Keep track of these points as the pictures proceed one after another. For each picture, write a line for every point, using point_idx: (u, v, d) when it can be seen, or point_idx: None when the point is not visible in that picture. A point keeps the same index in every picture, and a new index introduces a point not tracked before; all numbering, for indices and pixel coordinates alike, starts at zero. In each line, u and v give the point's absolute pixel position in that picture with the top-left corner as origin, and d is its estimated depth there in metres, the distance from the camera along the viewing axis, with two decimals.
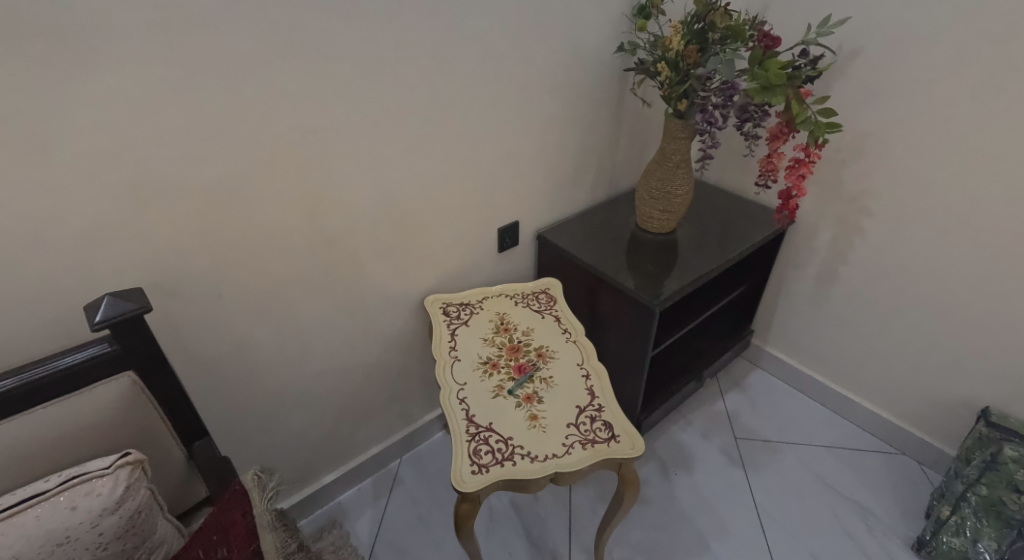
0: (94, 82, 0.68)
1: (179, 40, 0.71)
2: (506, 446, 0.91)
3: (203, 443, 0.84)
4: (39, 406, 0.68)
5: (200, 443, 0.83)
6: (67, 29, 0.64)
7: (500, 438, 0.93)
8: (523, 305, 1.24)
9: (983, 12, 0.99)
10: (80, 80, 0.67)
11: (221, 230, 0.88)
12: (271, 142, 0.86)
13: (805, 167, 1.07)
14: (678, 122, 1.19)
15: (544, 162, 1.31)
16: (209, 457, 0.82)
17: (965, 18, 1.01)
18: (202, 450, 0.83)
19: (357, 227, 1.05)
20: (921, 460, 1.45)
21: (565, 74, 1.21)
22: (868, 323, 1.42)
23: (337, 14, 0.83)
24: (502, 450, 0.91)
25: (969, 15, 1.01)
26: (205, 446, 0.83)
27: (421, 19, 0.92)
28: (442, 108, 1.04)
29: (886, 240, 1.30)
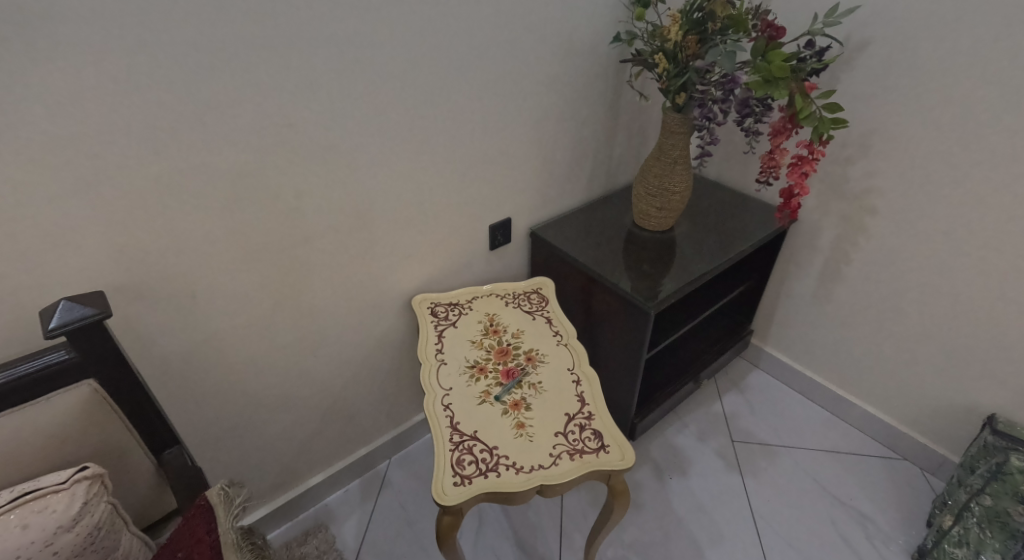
0: (49, 72, 0.64)
1: (141, 28, 0.67)
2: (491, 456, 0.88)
3: (175, 453, 0.79)
4: None
5: (172, 452, 0.79)
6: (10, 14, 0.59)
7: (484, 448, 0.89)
8: (513, 306, 1.20)
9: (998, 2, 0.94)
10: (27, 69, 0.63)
11: (193, 230, 0.84)
12: (245, 136, 0.82)
13: (808, 164, 1.02)
14: (676, 116, 1.14)
15: (538, 157, 1.27)
16: (181, 468, 0.79)
17: (980, 8, 0.96)
18: (172, 460, 0.79)
19: (340, 225, 1.01)
20: (922, 466, 1.41)
21: (559, 65, 1.16)
22: (871, 325, 1.38)
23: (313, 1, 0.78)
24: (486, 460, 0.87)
25: (984, 5, 0.95)
26: (175, 456, 0.79)
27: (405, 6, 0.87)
28: (429, 101, 0.99)
29: (892, 240, 1.25)
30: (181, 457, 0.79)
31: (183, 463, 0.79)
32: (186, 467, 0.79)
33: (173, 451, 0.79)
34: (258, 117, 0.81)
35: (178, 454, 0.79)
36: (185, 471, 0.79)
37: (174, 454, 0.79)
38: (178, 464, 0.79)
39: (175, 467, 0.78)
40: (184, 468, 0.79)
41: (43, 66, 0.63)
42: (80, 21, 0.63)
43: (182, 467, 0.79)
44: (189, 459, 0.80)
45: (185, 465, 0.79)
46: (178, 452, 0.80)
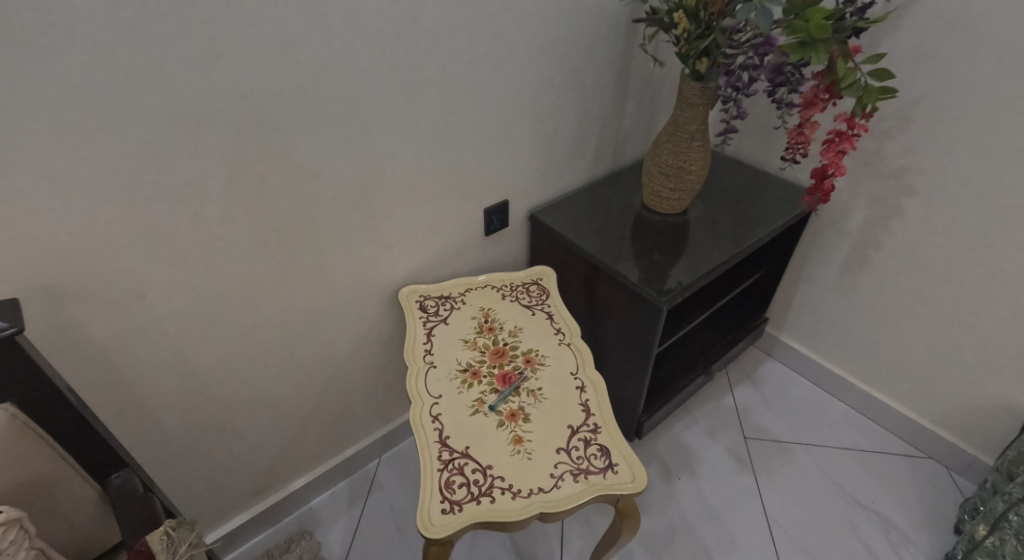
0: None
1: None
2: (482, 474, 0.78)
3: (120, 474, 0.72)
4: None
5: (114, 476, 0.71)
6: None
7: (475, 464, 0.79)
8: (511, 300, 1.09)
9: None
10: None
11: (136, 221, 0.72)
12: (192, 108, 0.68)
13: (847, 142, 0.88)
14: (696, 85, 1.00)
15: (538, 132, 1.13)
16: (127, 490, 0.70)
17: None
18: (116, 483, 0.71)
19: (313, 211, 0.88)
20: (950, 466, 1.32)
21: (564, 26, 1.02)
22: (901, 316, 1.26)
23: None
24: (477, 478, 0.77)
25: None
26: (119, 478, 0.71)
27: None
28: (413, 66, 0.86)
29: (931, 224, 1.12)
30: (126, 480, 0.71)
31: (131, 484, 0.71)
32: (135, 488, 0.71)
33: (115, 474, 0.71)
34: (204, 84, 0.68)
35: (122, 476, 0.71)
36: (135, 492, 0.71)
37: (117, 476, 0.71)
38: (124, 486, 0.71)
39: (118, 490, 0.70)
40: (131, 489, 0.71)
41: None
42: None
43: (128, 489, 0.71)
44: (137, 480, 0.73)
45: (132, 487, 0.71)
46: (123, 474, 0.72)
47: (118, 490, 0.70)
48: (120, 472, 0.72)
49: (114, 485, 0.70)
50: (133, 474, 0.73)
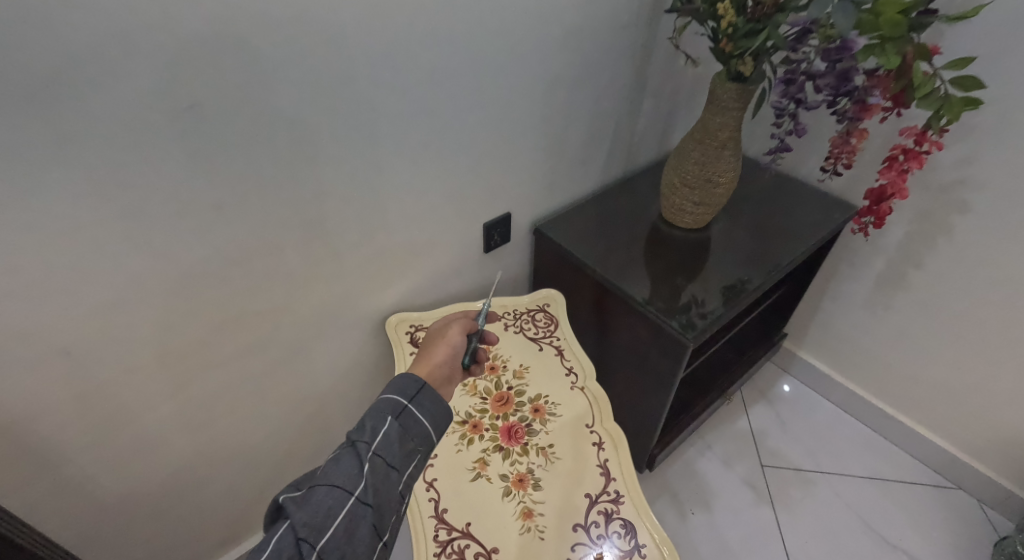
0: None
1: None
2: (451, 348, 0.68)
3: (294, 539, 0.46)
4: None
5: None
6: None
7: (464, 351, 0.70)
8: (514, 332, 0.95)
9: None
10: None
11: (37, 262, 0.55)
12: (103, 114, 0.51)
13: (916, 161, 0.75)
14: (733, 87, 0.86)
15: (546, 136, 0.99)
16: (328, 512, 0.48)
17: None
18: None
19: (282, 238, 0.73)
20: (981, 498, 1.23)
21: (581, 13, 0.86)
22: (938, 341, 1.16)
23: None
24: (444, 356, 0.67)
25: None
26: (337, 497, 0.49)
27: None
28: (402, 61, 0.70)
29: (983, 244, 1.01)
30: (362, 521, 0.49)
31: (358, 435, 0.54)
32: (368, 463, 0.52)
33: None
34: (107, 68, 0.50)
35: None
36: (387, 464, 0.53)
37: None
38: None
39: (354, 530, 0.49)
40: (371, 452, 0.53)
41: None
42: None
43: (346, 496, 0.49)
44: (336, 450, 0.53)
45: (353, 451, 0.53)
46: (347, 502, 0.49)
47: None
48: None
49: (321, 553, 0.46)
50: (324, 476, 0.51)
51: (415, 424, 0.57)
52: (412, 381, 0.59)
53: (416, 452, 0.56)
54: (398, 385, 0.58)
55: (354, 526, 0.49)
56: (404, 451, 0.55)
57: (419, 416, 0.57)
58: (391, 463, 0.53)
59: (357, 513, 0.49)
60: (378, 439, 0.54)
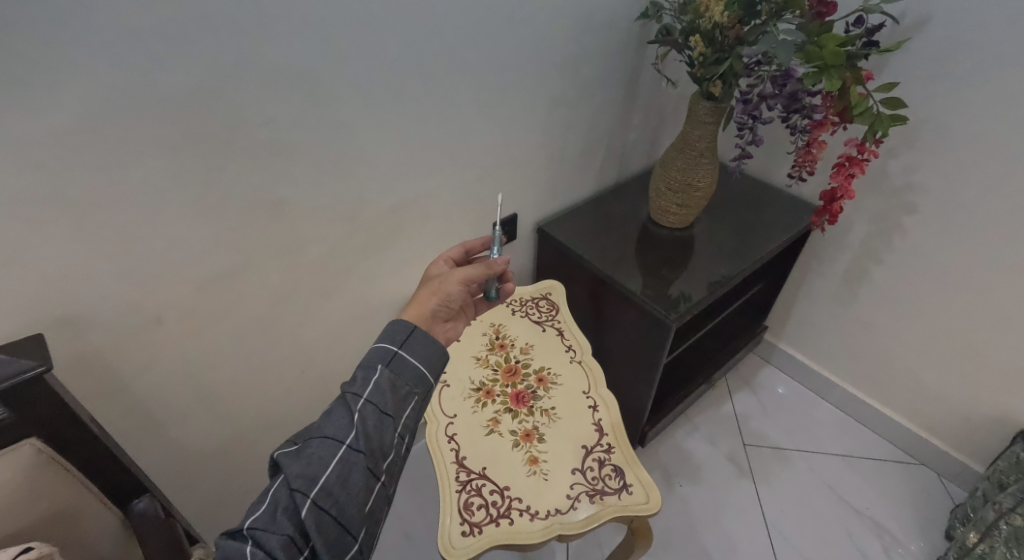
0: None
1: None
2: (444, 296, 0.70)
3: (289, 488, 0.53)
4: None
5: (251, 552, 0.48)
6: None
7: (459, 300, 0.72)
8: (520, 315, 1.09)
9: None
10: None
11: (145, 244, 0.70)
12: (198, 129, 0.67)
13: (857, 167, 0.89)
14: (706, 105, 1.00)
15: (547, 147, 1.14)
16: (321, 462, 0.54)
17: None
18: (326, 534, 0.52)
19: (324, 228, 0.88)
20: (940, 471, 1.37)
21: (577, 43, 1.02)
22: (897, 329, 1.30)
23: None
24: (437, 303, 0.70)
25: None
26: (329, 447, 0.55)
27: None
28: (423, 84, 0.85)
29: (930, 241, 1.15)
30: (354, 464, 0.55)
31: (352, 386, 0.60)
32: (357, 413, 0.57)
33: (231, 552, 0.48)
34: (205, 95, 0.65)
35: (285, 529, 0.51)
36: (378, 409, 0.58)
37: (272, 538, 0.50)
38: (340, 505, 0.53)
39: (348, 471, 0.54)
40: (361, 400, 0.58)
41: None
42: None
43: (336, 445, 0.55)
44: (331, 404, 0.59)
45: (345, 403, 0.59)
46: (339, 449, 0.55)
47: (361, 502, 0.55)
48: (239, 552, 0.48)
49: (318, 495, 0.52)
50: (319, 428, 0.57)
51: (404, 371, 0.62)
52: (400, 328, 0.64)
53: (410, 396, 0.61)
54: (388, 334, 0.64)
55: (347, 469, 0.54)
56: (395, 397, 0.60)
57: (408, 361, 0.63)
58: (382, 408, 0.59)
59: (349, 458, 0.55)
60: (368, 389, 0.59)
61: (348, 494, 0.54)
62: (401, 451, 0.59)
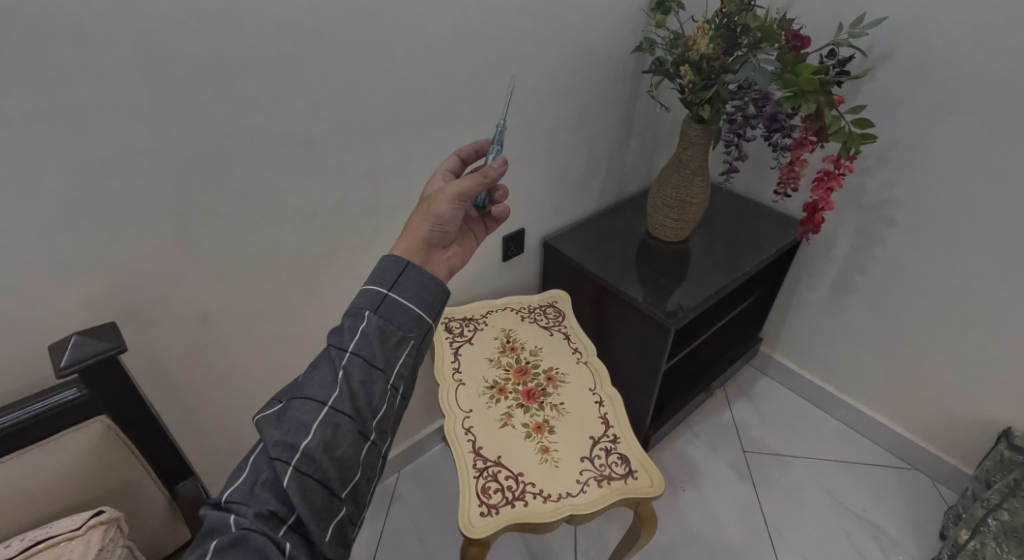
0: (29, 78, 0.58)
1: (141, 26, 0.61)
2: (435, 219, 0.69)
3: (269, 457, 0.52)
4: (13, 453, 0.61)
5: (232, 525, 0.49)
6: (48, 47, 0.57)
7: (454, 219, 0.70)
8: (529, 321, 1.16)
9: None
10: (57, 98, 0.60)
11: (200, 246, 0.79)
12: (250, 146, 0.76)
13: (835, 180, 0.99)
14: (697, 127, 1.11)
15: (554, 167, 1.24)
16: (302, 425, 0.53)
17: (1003, 33, 0.96)
18: (312, 503, 0.51)
19: (352, 238, 0.97)
20: (933, 476, 1.42)
21: (579, 73, 1.13)
22: (884, 337, 1.37)
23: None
24: (429, 228, 0.69)
25: (1002, 26, 0.96)
26: (311, 410, 0.54)
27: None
28: (443, 109, 0.95)
29: (907, 252, 1.24)
30: (338, 427, 0.54)
31: (338, 338, 0.59)
32: (342, 370, 0.56)
33: (214, 525, 0.49)
34: (255, 118, 0.75)
35: (266, 502, 0.51)
36: (365, 361, 0.57)
37: (253, 511, 0.50)
38: (324, 470, 0.53)
39: (332, 434, 0.54)
40: (347, 353, 0.57)
41: (23, 63, 0.57)
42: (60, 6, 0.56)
43: (319, 408, 0.54)
44: (317, 357, 0.58)
45: (330, 359, 0.58)
46: (322, 412, 0.54)
47: (348, 464, 0.54)
48: (221, 525, 0.50)
49: (299, 462, 0.52)
50: (303, 389, 0.56)
51: (394, 315, 0.60)
52: (391, 268, 0.63)
53: (405, 342, 0.60)
54: (378, 275, 0.62)
55: (330, 433, 0.53)
56: (384, 347, 0.58)
57: (399, 302, 0.61)
58: (370, 359, 0.57)
59: (332, 420, 0.54)
60: (354, 340, 0.58)
61: (332, 457, 0.53)
62: (393, 404, 0.58)
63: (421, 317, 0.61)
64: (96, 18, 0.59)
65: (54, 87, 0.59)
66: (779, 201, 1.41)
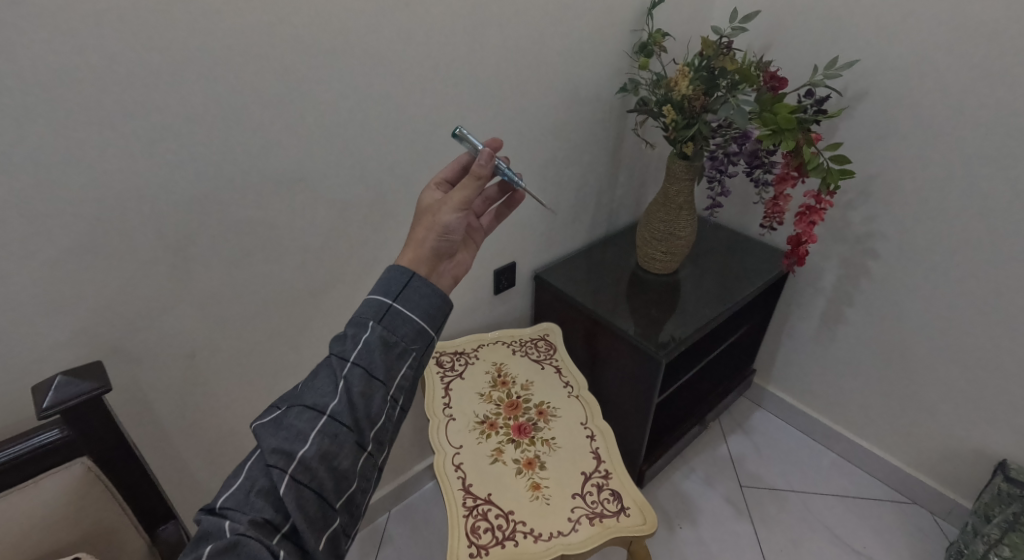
0: (27, 121, 0.60)
1: (138, 73, 0.64)
2: (440, 230, 0.68)
3: (266, 464, 0.52)
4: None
5: (227, 530, 0.48)
6: (45, 93, 0.60)
7: (460, 227, 0.70)
8: (520, 354, 1.16)
9: (1004, 44, 0.96)
10: (51, 140, 0.62)
11: (190, 282, 0.80)
12: (242, 184, 0.78)
13: (816, 214, 1.01)
14: (682, 163, 1.14)
15: (543, 202, 1.26)
16: (300, 434, 0.53)
17: (969, 74, 1.01)
18: (306, 511, 0.51)
19: (343, 274, 0.98)
20: (933, 510, 1.40)
21: (567, 112, 1.16)
22: (876, 368, 1.38)
23: (321, 42, 0.76)
24: (435, 238, 0.68)
25: (969, 67, 1.01)
26: (309, 419, 0.54)
27: (413, 43, 0.85)
28: (433, 147, 0.97)
29: (893, 284, 1.26)
30: (336, 437, 0.54)
31: (340, 347, 0.58)
32: (342, 380, 0.56)
33: (208, 530, 0.49)
34: (247, 158, 0.77)
35: (260, 510, 0.50)
36: (365, 372, 0.56)
37: (247, 517, 0.50)
38: (320, 479, 0.52)
39: (329, 444, 0.53)
40: (349, 363, 0.57)
41: (21, 107, 0.59)
42: (61, 55, 0.59)
43: (317, 417, 0.54)
44: (319, 366, 0.58)
45: (331, 368, 0.57)
46: (320, 421, 0.54)
47: (345, 474, 0.54)
48: (215, 530, 0.49)
49: (296, 470, 0.51)
50: (302, 397, 0.56)
51: (398, 326, 0.59)
52: (397, 278, 0.62)
53: (406, 353, 0.59)
54: (383, 286, 0.61)
55: (328, 442, 0.53)
56: (386, 358, 0.58)
57: (404, 313, 0.60)
58: (370, 371, 0.56)
59: (331, 430, 0.54)
60: (356, 350, 0.57)
61: (329, 466, 0.53)
62: (392, 416, 0.58)
63: (423, 330, 0.60)
64: (95, 66, 0.61)
65: (51, 131, 0.61)
66: (766, 233, 1.44)
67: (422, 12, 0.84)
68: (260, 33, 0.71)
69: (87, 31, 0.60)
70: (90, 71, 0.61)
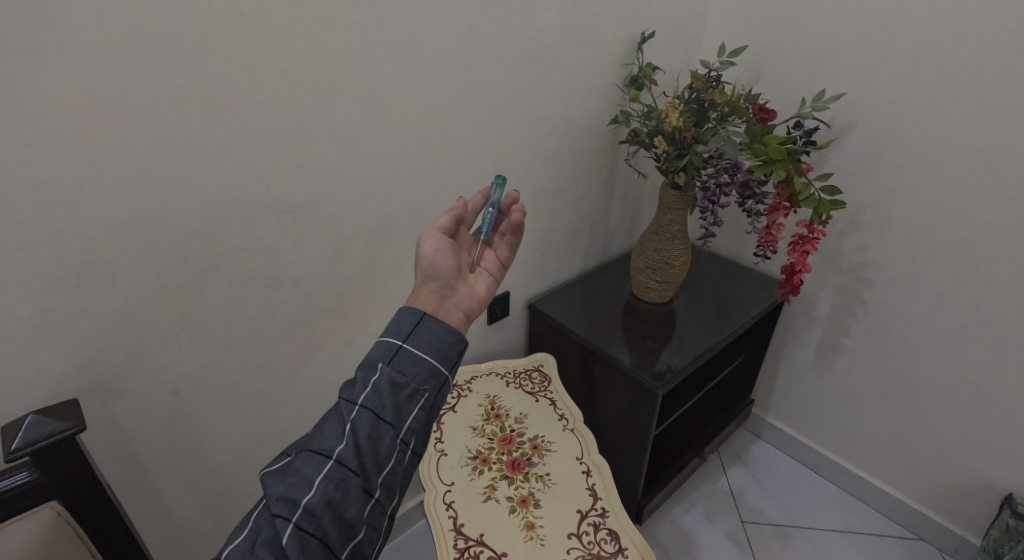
0: (11, 152, 0.59)
1: (126, 105, 0.64)
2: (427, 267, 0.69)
3: (270, 513, 0.50)
4: None
5: None
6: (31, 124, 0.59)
7: (446, 257, 0.70)
8: (514, 386, 1.14)
9: (987, 78, 0.98)
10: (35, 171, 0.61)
11: (175, 314, 0.78)
12: (230, 215, 0.77)
13: (809, 244, 1.01)
14: (675, 194, 1.14)
15: (537, 231, 1.26)
16: (305, 480, 0.50)
17: (954, 106, 1.03)
18: None
19: (333, 305, 0.96)
20: (940, 546, 1.36)
21: (559, 143, 1.17)
22: (875, 398, 1.36)
23: (313, 76, 0.77)
24: (425, 278, 0.69)
25: (954, 100, 1.02)
26: (315, 464, 0.52)
27: (406, 77, 0.86)
28: (426, 178, 0.97)
29: (889, 313, 1.25)
30: (343, 483, 0.51)
31: (349, 391, 0.56)
32: (349, 424, 0.54)
33: None
34: (236, 189, 0.76)
35: None
36: (373, 415, 0.54)
37: None
38: (325, 527, 0.50)
39: (335, 490, 0.50)
40: (357, 407, 0.55)
41: (5, 137, 0.58)
42: (49, 87, 0.59)
43: (324, 461, 0.52)
44: (327, 413, 0.56)
45: (340, 412, 0.56)
46: (326, 466, 0.51)
47: (351, 522, 0.51)
48: None
49: (300, 518, 0.49)
50: (311, 441, 0.54)
51: (408, 366, 0.58)
52: (407, 319, 0.61)
53: (417, 395, 0.57)
54: (395, 326, 0.60)
55: (334, 488, 0.50)
56: (395, 400, 0.56)
57: (414, 354, 0.58)
58: (379, 413, 0.54)
59: (337, 475, 0.51)
60: (365, 393, 0.55)
61: (334, 513, 0.50)
62: (403, 460, 0.55)
63: (436, 369, 0.59)
64: (83, 98, 0.61)
65: (33, 161, 0.61)
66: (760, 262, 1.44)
67: (415, 45, 0.86)
68: (252, 66, 0.71)
69: (78, 64, 0.60)
70: (77, 102, 0.61)
